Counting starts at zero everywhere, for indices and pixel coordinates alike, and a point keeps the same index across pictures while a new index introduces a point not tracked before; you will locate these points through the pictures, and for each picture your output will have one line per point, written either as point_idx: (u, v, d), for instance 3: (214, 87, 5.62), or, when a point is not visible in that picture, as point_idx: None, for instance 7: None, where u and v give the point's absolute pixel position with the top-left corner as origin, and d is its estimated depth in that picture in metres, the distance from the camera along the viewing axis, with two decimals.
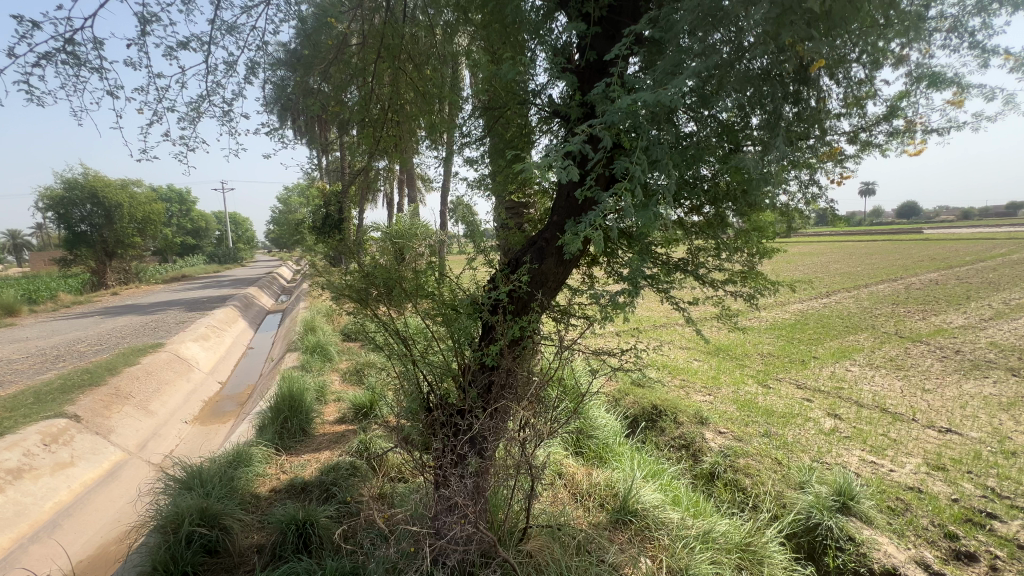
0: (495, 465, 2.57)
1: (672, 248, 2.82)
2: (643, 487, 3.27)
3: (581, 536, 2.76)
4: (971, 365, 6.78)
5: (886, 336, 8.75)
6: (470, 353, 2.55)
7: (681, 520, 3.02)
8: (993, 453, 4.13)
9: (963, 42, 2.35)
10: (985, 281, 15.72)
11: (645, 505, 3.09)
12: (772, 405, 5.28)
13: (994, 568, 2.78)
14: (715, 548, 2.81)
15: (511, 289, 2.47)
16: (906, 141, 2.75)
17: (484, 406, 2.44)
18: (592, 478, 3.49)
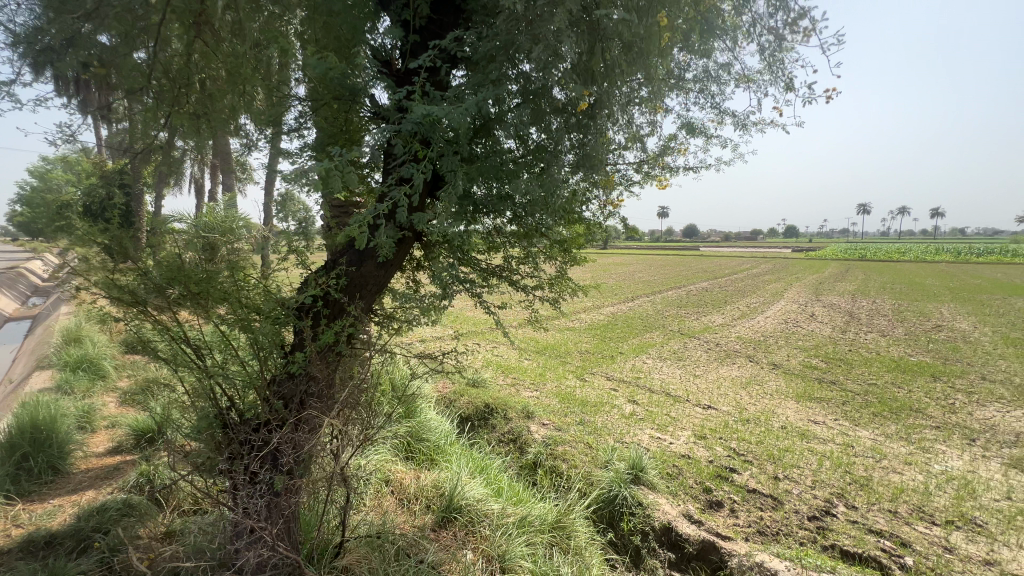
0: (304, 481, 2.38)
1: (492, 255, 3.00)
2: (468, 483, 3.39)
3: (401, 541, 2.73)
4: (725, 354, 8.73)
5: (672, 332, 10.72)
6: (277, 360, 2.34)
7: (502, 509, 3.20)
8: (735, 421, 5.39)
9: (709, 102, 3.04)
10: (735, 288, 20.48)
11: (468, 501, 3.20)
12: (587, 396, 6.00)
13: (732, 510, 3.60)
14: (530, 531, 3.07)
15: (322, 291, 2.34)
16: (674, 175, 3.42)
17: (290, 419, 2.24)
18: (419, 481, 3.48)
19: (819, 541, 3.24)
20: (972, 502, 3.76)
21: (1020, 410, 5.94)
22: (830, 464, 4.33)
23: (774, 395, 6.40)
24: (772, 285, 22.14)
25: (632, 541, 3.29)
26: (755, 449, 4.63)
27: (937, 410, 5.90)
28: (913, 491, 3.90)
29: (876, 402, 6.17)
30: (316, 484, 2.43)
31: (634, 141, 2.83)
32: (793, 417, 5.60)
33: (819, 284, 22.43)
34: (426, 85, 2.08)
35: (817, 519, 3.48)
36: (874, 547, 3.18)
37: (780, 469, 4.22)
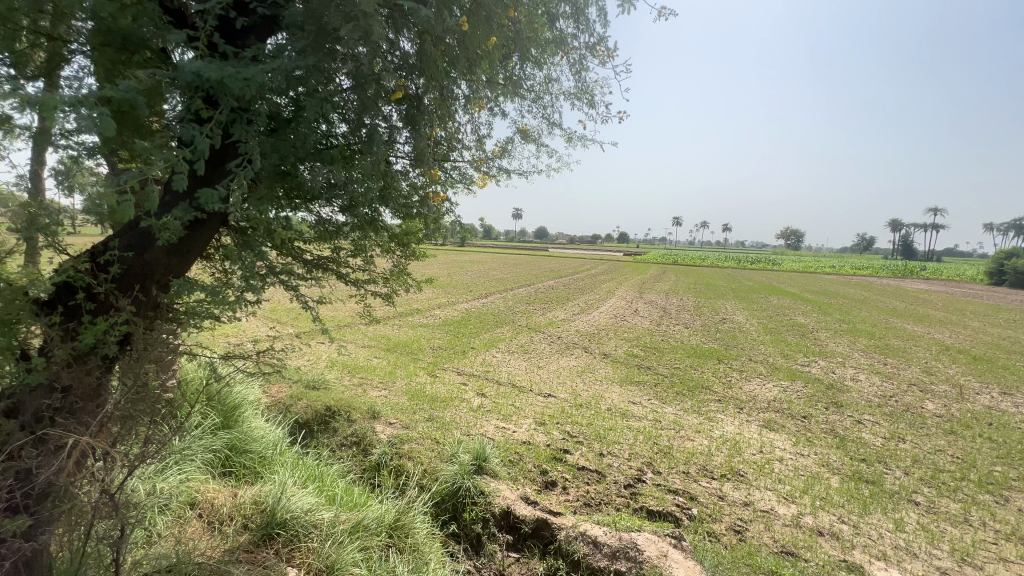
0: (55, 518, 1.89)
1: (320, 244, 2.84)
2: (296, 494, 3.11)
3: (200, 570, 2.36)
4: (564, 346, 9.57)
5: (520, 327, 11.36)
6: (11, 369, 1.81)
7: (334, 517, 3.01)
8: (570, 406, 5.94)
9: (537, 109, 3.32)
10: (577, 287, 22.60)
11: (295, 514, 2.93)
12: (437, 392, 6.01)
13: (564, 488, 3.94)
14: (365, 536, 2.95)
15: (82, 280, 1.89)
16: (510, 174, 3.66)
17: (28, 441, 1.76)
18: (236, 499, 3.07)
19: (631, 505, 3.74)
20: (738, 458, 4.75)
21: (771, 383, 7.70)
22: (643, 438, 5.06)
23: (604, 382, 7.23)
24: (606, 284, 24.93)
25: (474, 530, 3.39)
26: (585, 430, 5.17)
27: (720, 387, 7.32)
28: (700, 454, 4.77)
29: (678, 383, 7.40)
30: (77, 520, 1.96)
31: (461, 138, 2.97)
32: (617, 399, 6.40)
33: (642, 284, 25.95)
34: (218, 39, 1.86)
35: (631, 486, 4.03)
36: (671, 503, 3.80)
37: (604, 446, 4.78)
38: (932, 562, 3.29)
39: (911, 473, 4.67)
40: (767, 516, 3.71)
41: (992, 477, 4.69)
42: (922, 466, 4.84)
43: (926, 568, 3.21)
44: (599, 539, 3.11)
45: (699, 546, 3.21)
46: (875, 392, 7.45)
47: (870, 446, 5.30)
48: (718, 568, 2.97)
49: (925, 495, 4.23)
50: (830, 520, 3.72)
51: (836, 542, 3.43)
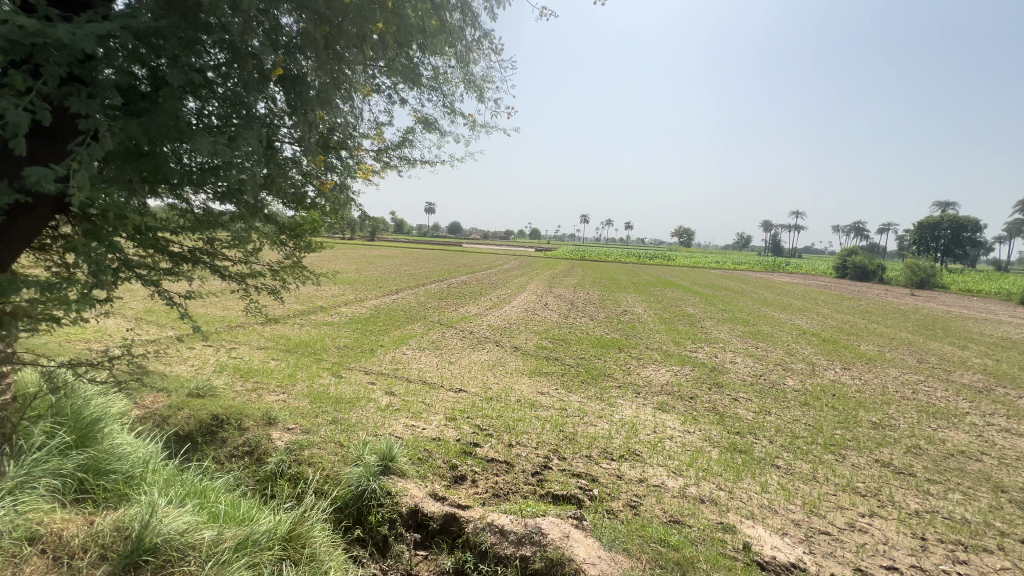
0: None
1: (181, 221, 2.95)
2: (170, 514, 2.78)
3: None
4: (476, 341, 9.61)
5: (432, 323, 11.21)
6: None
7: (216, 535, 2.74)
8: (481, 400, 5.99)
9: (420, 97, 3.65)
10: (490, 281, 22.81)
11: (167, 537, 2.62)
12: (342, 393, 5.73)
13: (473, 481, 3.97)
14: (253, 552, 2.73)
15: None
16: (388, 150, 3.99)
17: None
18: (92, 527, 2.66)
19: (537, 491, 3.88)
20: (635, 439, 5.13)
21: (664, 368, 8.41)
22: (550, 426, 5.26)
23: (514, 374, 7.40)
24: (518, 279, 25.45)
25: (380, 532, 3.30)
26: (495, 422, 5.25)
27: (620, 373, 7.85)
28: (602, 438, 5.07)
29: (583, 372, 7.80)
30: None
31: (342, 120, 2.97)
32: (527, 390, 6.59)
33: (553, 279, 26.91)
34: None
35: (538, 474, 4.17)
36: (574, 486, 4.00)
37: (513, 437, 4.89)
38: (789, 516, 3.82)
39: (774, 441, 5.38)
40: (658, 490, 4.06)
41: (834, 439, 5.56)
42: (783, 434, 5.60)
43: (784, 522, 3.72)
44: (505, 528, 3.18)
45: (598, 524, 3.42)
46: (748, 372, 8.46)
47: (743, 420, 6.02)
48: (614, 542, 3.18)
49: (785, 459, 4.90)
50: (710, 488, 4.16)
51: (715, 507, 3.84)
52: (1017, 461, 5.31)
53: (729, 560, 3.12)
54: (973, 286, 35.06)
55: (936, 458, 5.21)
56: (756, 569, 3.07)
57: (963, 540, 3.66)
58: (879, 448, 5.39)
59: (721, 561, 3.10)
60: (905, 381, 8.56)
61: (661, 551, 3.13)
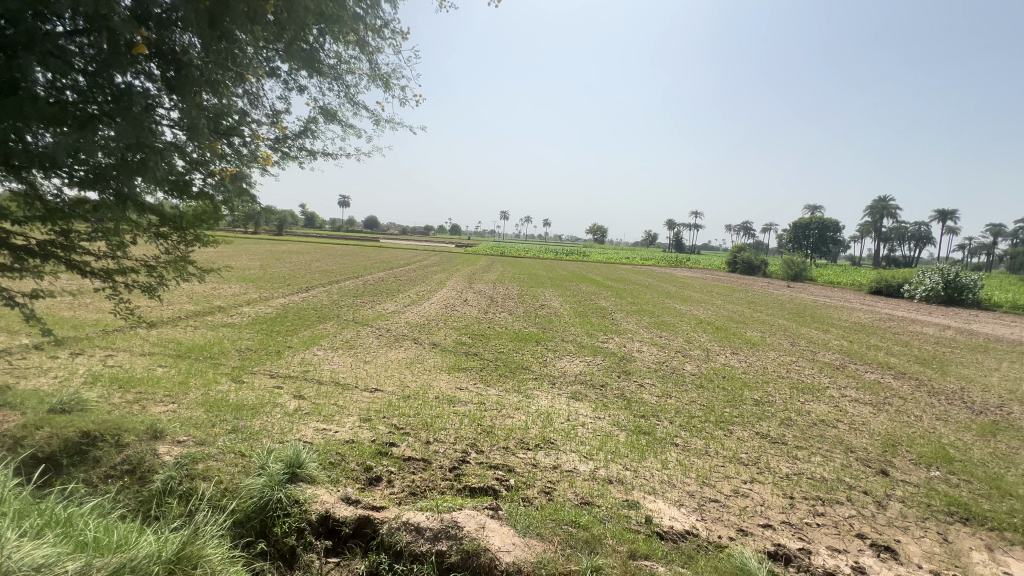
0: None
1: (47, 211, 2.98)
2: (25, 545, 2.38)
3: None
4: (393, 339, 9.35)
5: (346, 322, 10.71)
6: None
7: (86, 563, 2.38)
8: (398, 399, 5.86)
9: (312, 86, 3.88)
10: (408, 278, 22.25)
11: (19, 572, 2.16)
12: (243, 399, 5.30)
13: (389, 481, 3.88)
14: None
15: None
16: (288, 140, 4.15)
17: None
18: None
19: (454, 486, 3.89)
20: (550, 428, 5.33)
21: (578, 359, 8.80)
22: (468, 421, 5.29)
23: (432, 371, 7.33)
24: (438, 275, 25.12)
25: (286, 543, 3.11)
26: (412, 420, 5.17)
27: (537, 366, 8.08)
28: (518, 429, 5.21)
29: (502, 365, 7.92)
30: None
31: (222, 96, 3.16)
32: (445, 387, 6.55)
33: (473, 275, 26.93)
34: None
35: (455, 469, 4.18)
36: (491, 478, 4.07)
37: (431, 434, 4.85)
38: (685, 489, 4.19)
39: (674, 421, 5.87)
40: (571, 475, 4.26)
41: (724, 417, 6.20)
42: (682, 415, 6.13)
43: (681, 494, 4.08)
44: (421, 525, 3.16)
45: (513, 512, 3.52)
46: (653, 360, 9.12)
47: (648, 404, 6.49)
48: (528, 528, 3.29)
49: (682, 437, 5.37)
50: (618, 469, 4.45)
51: (621, 486, 4.12)
52: (862, 425, 6.30)
53: (632, 534, 3.36)
54: (835, 278, 40.73)
55: (803, 427, 6.01)
56: (656, 539, 3.35)
57: (822, 496, 4.27)
58: (760, 422, 6.10)
59: (626, 535, 3.33)
60: (781, 362, 9.75)
61: (571, 532, 3.29)
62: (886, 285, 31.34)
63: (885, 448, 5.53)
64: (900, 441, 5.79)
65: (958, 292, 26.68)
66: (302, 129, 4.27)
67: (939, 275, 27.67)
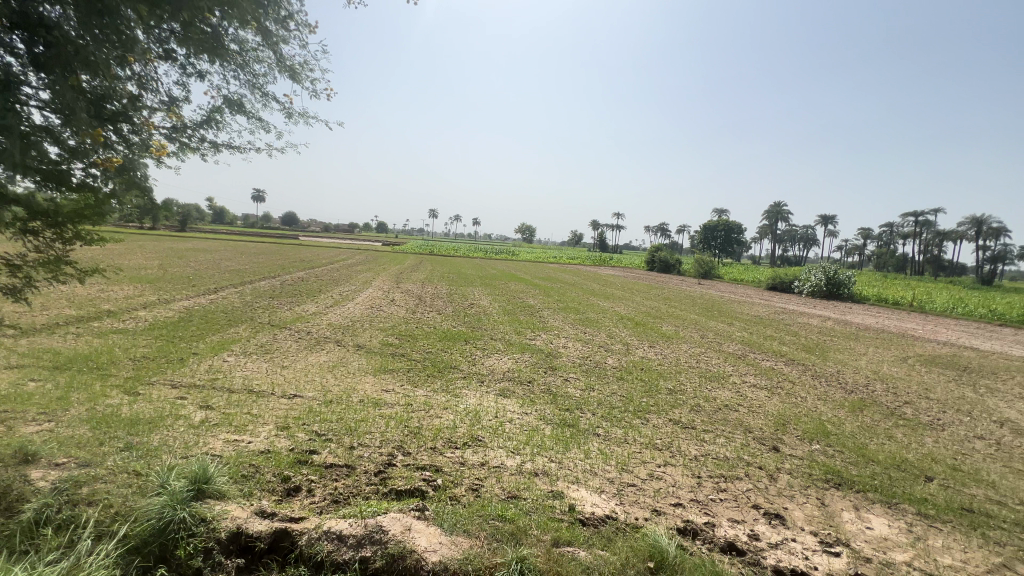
0: None
1: None
2: None
3: None
4: (314, 342, 8.90)
5: (261, 325, 10.01)
6: None
7: None
8: (319, 404, 5.59)
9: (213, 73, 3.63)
10: (330, 278, 21.20)
11: None
12: (139, 413, 4.78)
13: (310, 490, 3.70)
14: None
15: None
16: (187, 130, 3.83)
17: None
18: None
19: (380, 490, 3.80)
20: (478, 426, 5.36)
21: (506, 356, 8.92)
22: (395, 423, 5.18)
23: (357, 373, 7.07)
24: (364, 274, 24.23)
25: (192, 566, 2.87)
26: (335, 426, 4.96)
27: (466, 365, 8.08)
28: (446, 428, 5.18)
29: (430, 365, 7.83)
30: None
31: (104, 78, 2.88)
32: (370, 389, 6.35)
33: (401, 274, 26.28)
34: None
35: (381, 472, 4.08)
36: (418, 479, 4.02)
37: (355, 439, 4.69)
38: (606, 476, 4.42)
39: (597, 413, 6.15)
40: (498, 470, 4.33)
41: (641, 406, 6.60)
42: (604, 406, 6.44)
43: (601, 481, 4.30)
44: (343, 533, 3.05)
45: (441, 511, 3.51)
46: (577, 355, 9.49)
47: (573, 398, 6.74)
48: (455, 526, 3.30)
49: (604, 427, 5.65)
50: (544, 462, 4.59)
51: (547, 478, 4.25)
52: (758, 407, 7.01)
53: (556, 522, 3.49)
54: (738, 275, 44.73)
55: (710, 412, 6.57)
56: (578, 525, 3.50)
57: (725, 473, 4.70)
58: (673, 409, 6.57)
59: (550, 524, 3.45)
60: (692, 353, 10.55)
61: (498, 526, 3.34)
62: (780, 281, 35.00)
63: (776, 427, 6.20)
64: (789, 420, 6.52)
65: (837, 287, 30.41)
66: (203, 119, 3.93)
67: (822, 272, 31.35)
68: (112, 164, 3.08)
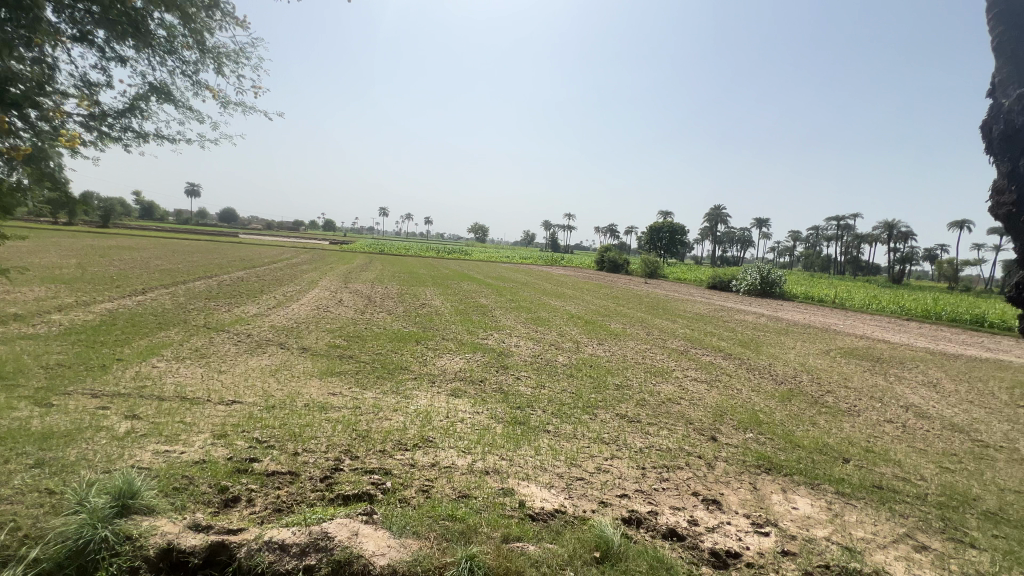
0: None
1: None
2: None
3: None
4: (255, 345, 8.47)
5: (195, 328, 9.40)
6: None
7: None
8: (260, 410, 5.34)
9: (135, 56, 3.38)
10: (272, 277, 20.18)
11: None
12: (53, 426, 4.36)
13: (249, 500, 3.53)
14: None
15: None
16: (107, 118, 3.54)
17: None
18: None
19: (326, 496, 3.68)
20: (429, 427, 5.31)
21: (458, 356, 8.88)
22: (342, 427, 5.04)
23: (302, 377, 6.80)
24: (309, 274, 23.30)
25: None
26: (277, 432, 4.75)
27: (417, 365, 7.97)
28: (396, 430, 5.10)
29: (379, 367, 7.66)
30: None
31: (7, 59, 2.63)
32: (316, 393, 6.14)
33: (350, 274, 25.48)
34: None
35: (327, 478, 3.95)
36: (367, 483, 3.93)
37: (300, 444, 4.52)
38: (555, 471, 4.51)
39: (547, 409, 6.27)
40: (449, 470, 4.31)
41: (590, 402, 6.78)
42: (554, 403, 6.56)
43: (551, 476, 4.38)
44: (286, 542, 2.94)
45: (389, 514, 3.45)
46: (529, 353, 9.60)
47: (524, 396, 6.82)
48: (404, 528, 3.26)
49: (554, 424, 5.76)
50: (495, 460, 4.62)
51: (498, 476, 4.28)
52: (699, 400, 7.39)
53: (506, 519, 3.52)
54: (682, 275, 46.83)
55: (654, 406, 6.86)
56: (528, 521, 3.56)
57: (667, 463, 4.93)
58: (620, 404, 6.81)
59: (500, 521, 3.48)
60: (639, 350, 10.94)
61: (448, 526, 3.34)
62: (720, 280, 36.98)
63: (714, 418, 6.56)
64: (725, 411, 6.92)
65: (770, 286, 32.48)
66: (126, 107, 3.66)
67: (757, 272, 33.39)
68: (20, 153, 2.81)
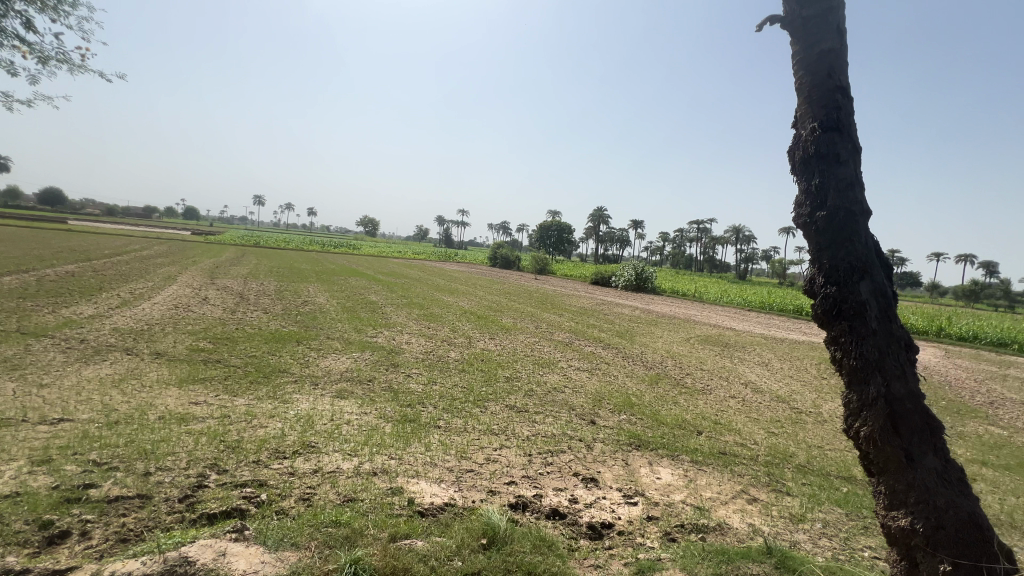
0: None
1: None
2: None
3: None
4: (91, 352, 7.16)
5: (4, 334, 7.65)
6: None
7: None
8: (99, 428, 4.54)
9: None
10: (115, 272, 17.19)
11: None
12: None
13: (84, 533, 3.00)
14: None
15: None
16: None
17: None
18: None
19: (187, 517, 3.28)
20: (310, 432, 4.97)
21: (344, 356, 8.44)
22: (206, 439, 4.50)
23: (155, 387, 5.92)
24: (165, 268, 20.29)
25: None
26: (122, 451, 4.09)
27: (297, 367, 7.40)
28: (272, 438, 4.70)
29: (252, 371, 6.98)
30: None
31: None
32: (173, 404, 5.39)
33: (217, 268, 22.71)
34: None
35: (188, 497, 3.51)
36: (237, 498, 3.58)
37: (152, 463, 3.95)
38: (445, 465, 4.54)
39: (438, 406, 6.25)
40: (333, 475, 4.09)
41: (481, 395, 6.91)
42: (445, 398, 6.57)
43: (441, 471, 4.40)
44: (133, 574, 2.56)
45: (264, 528, 3.19)
46: (420, 350, 9.47)
47: (414, 393, 6.72)
48: (281, 541, 3.04)
49: (444, 419, 5.77)
50: (383, 460, 4.50)
51: (386, 476, 4.17)
52: (581, 387, 7.94)
53: (395, 518, 3.47)
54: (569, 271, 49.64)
55: (541, 395, 7.22)
56: (417, 517, 3.54)
57: (551, 448, 5.23)
58: (509, 395, 7.04)
59: (388, 521, 3.41)
60: (528, 343, 11.39)
61: (330, 532, 3.18)
62: (601, 276, 39.92)
63: (594, 403, 7.11)
64: (603, 396, 7.54)
65: (644, 282, 35.89)
66: None
67: (633, 269, 36.66)
68: None
